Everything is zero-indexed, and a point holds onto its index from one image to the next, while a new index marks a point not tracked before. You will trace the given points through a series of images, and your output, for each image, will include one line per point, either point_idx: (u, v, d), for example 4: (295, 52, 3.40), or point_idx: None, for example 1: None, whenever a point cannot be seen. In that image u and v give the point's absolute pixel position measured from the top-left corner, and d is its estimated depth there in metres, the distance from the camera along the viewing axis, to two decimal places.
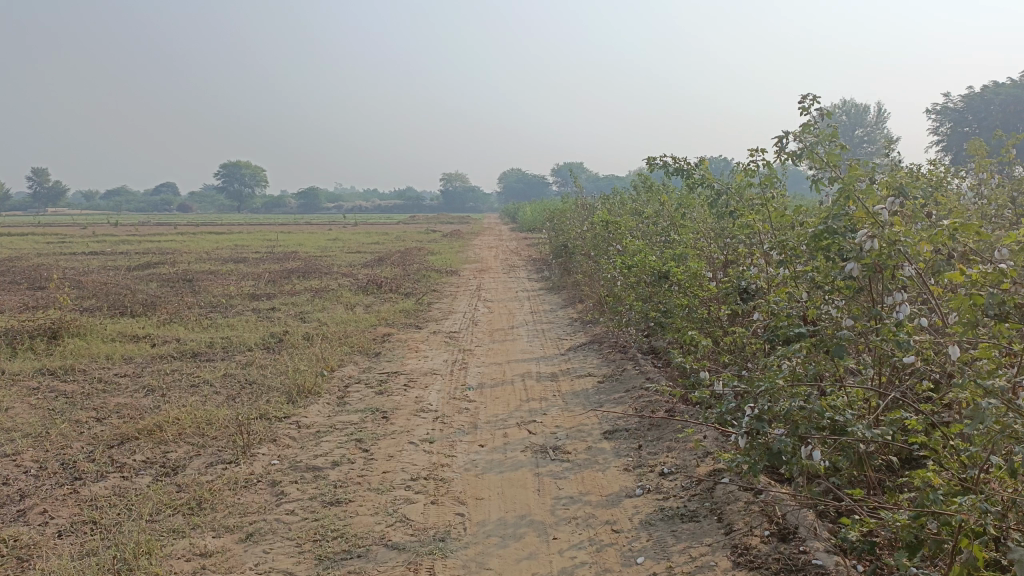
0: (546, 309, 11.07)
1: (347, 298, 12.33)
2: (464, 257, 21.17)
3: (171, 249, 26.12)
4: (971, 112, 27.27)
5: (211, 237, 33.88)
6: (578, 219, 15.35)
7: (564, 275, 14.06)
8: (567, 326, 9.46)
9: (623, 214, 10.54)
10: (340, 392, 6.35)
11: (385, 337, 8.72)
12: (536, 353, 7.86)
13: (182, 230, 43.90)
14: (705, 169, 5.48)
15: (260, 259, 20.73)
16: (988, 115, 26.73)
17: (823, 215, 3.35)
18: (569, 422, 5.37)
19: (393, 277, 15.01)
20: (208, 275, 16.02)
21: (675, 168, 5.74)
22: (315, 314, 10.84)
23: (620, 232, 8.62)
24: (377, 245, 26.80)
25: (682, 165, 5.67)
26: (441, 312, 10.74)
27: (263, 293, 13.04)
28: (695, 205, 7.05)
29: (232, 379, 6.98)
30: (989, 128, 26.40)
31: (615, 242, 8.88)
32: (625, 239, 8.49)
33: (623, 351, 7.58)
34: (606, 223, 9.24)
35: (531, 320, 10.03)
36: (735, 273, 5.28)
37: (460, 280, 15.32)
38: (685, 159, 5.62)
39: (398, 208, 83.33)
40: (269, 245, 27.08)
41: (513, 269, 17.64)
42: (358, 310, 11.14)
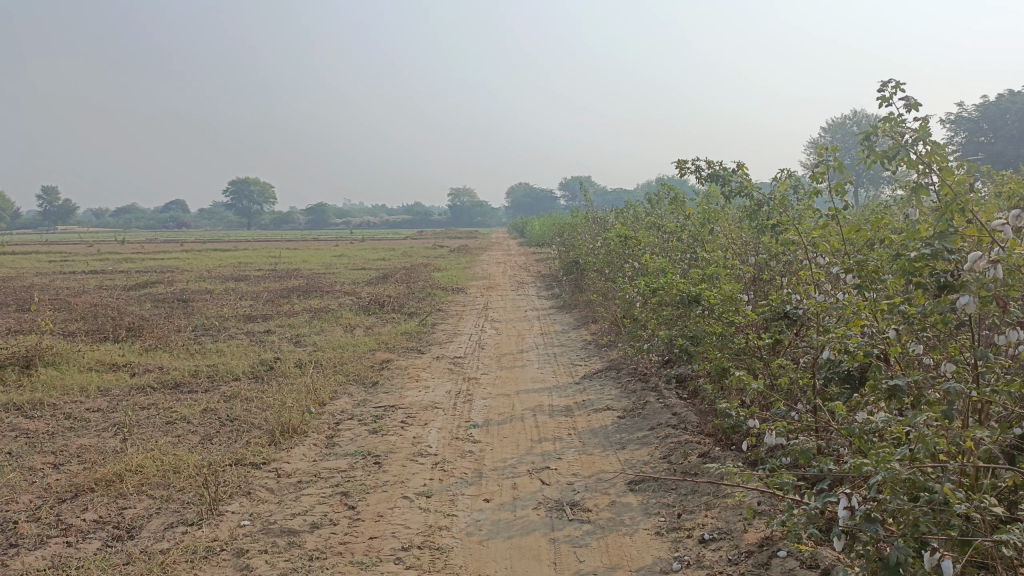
0: (557, 330, 10.37)
1: (346, 319, 11.68)
2: (471, 273, 20.52)
3: (173, 267, 25.57)
4: (987, 120, 26.64)
5: (214, 254, 33.40)
6: (589, 234, 14.72)
7: (576, 292, 13.40)
8: (580, 350, 8.77)
9: (640, 228, 9.88)
10: (330, 431, 5.67)
11: (384, 364, 8.05)
12: (548, 381, 7.16)
13: (186, 247, 43.46)
14: (743, 176, 4.83)
15: (261, 277, 20.12)
16: (1004, 123, 26.04)
17: (916, 235, 2.71)
18: (588, 469, 4.67)
19: (396, 296, 14.36)
20: (204, 295, 15.40)
21: (708, 175, 5.09)
22: (312, 337, 10.18)
23: (638, 249, 7.94)
24: (383, 262, 26.18)
25: (716, 171, 5.02)
26: (446, 335, 10.05)
27: (258, 314, 12.40)
28: (723, 219, 6.37)
29: (212, 415, 6.31)
30: (1006, 137, 25.74)
31: (632, 260, 8.19)
32: (644, 256, 7.80)
33: (644, 380, 6.88)
34: (622, 238, 8.57)
35: (541, 343, 9.33)
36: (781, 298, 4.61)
37: (467, 298, 14.68)
38: (720, 165, 4.97)
39: (406, 223, 82.95)
40: (271, 262, 26.51)
41: (522, 285, 16.98)
42: (357, 333, 10.48)
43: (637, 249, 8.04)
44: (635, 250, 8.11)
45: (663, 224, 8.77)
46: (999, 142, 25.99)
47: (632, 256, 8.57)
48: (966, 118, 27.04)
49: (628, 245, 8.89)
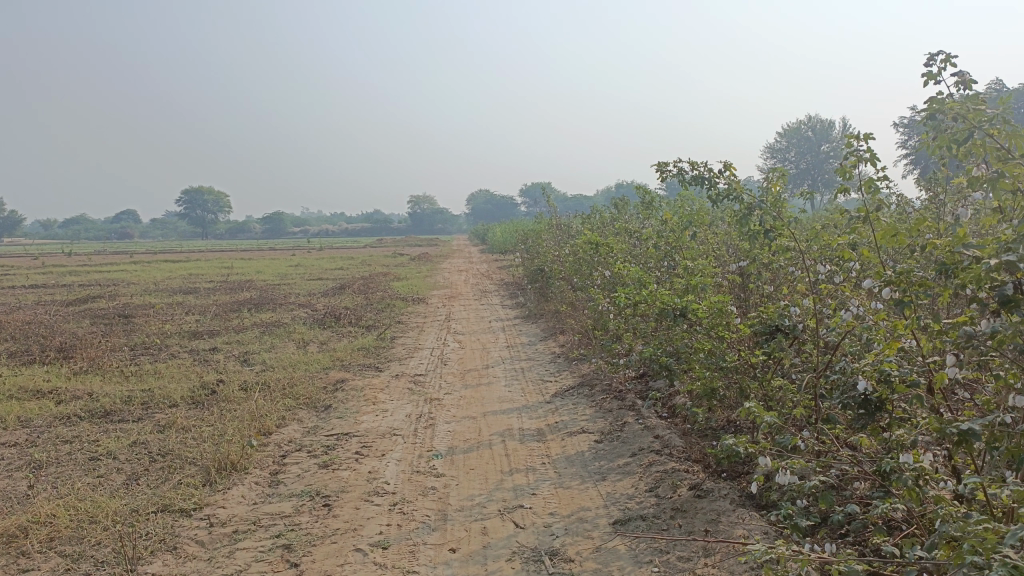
0: (523, 343, 9.82)
1: (300, 334, 11.00)
2: (432, 282, 19.90)
3: (121, 280, 24.49)
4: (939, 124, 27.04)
5: (164, 266, 32.31)
6: (554, 241, 14.26)
7: (541, 301, 12.92)
8: (549, 364, 8.26)
9: (609, 234, 9.42)
10: (274, 466, 5.06)
11: (338, 384, 7.44)
12: (517, 400, 6.62)
13: (136, 259, 42.10)
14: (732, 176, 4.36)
15: (211, 289, 19.28)
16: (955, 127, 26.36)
17: (983, 241, 2.21)
18: (567, 506, 4.14)
19: (353, 308, 13.71)
20: (148, 310, 14.54)
21: (691, 177, 4.61)
22: (261, 354, 9.50)
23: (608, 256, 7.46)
24: (341, 271, 25.39)
25: (700, 170, 4.54)
26: (406, 350, 9.45)
27: (205, 330, 11.64)
28: (701, 224, 5.92)
29: (142, 450, 5.64)
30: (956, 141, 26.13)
31: (604, 269, 7.70)
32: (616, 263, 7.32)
33: (621, 398, 6.37)
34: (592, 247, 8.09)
35: (508, 358, 8.78)
36: (778, 313, 4.16)
37: (428, 309, 14.10)
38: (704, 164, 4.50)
39: (365, 231, 81.81)
40: (223, 273, 25.54)
41: (485, 294, 16.46)
42: (311, 350, 9.81)
43: (607, 258, 7.56)
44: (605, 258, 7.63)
45: (634, 230, 8.30)
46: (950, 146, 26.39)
47: (602, 264, 8.09)
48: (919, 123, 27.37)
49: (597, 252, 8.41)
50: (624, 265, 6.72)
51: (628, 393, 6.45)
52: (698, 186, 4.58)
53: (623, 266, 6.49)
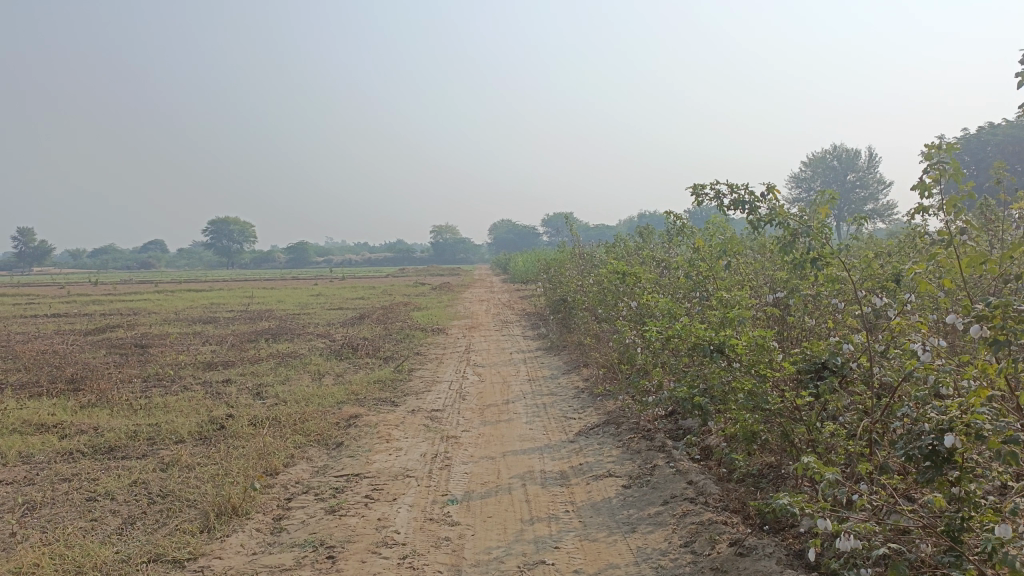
0: (545, 377, 9.44)
1: (315, 366, 10.70)
2: (453, 313, 19.60)
3: (143, 309, 24.50)
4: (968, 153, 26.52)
5: (185, 295, 32.37)
6: (577, 271, 13.92)
7: (564, 333, 12.54)
8: (573, 400, 7.87)
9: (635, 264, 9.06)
10: (278, 510, 4.72)
11: (351, 420, 7.11)
12: (539, 440, 6.24)
13: (159, 288, 42.32)
14: (776, 200, 4.00)
15: (231, 318, 19.12)
16: (986, 156, 25.79)
17: None
18: (593, 563, 3.76)
19: (371, 339, 13.42)
20: (165, 340, 14.37)
21: (730, 201, 4.25)
22: (274, 387, 9.21)
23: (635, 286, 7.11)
24: (361, 301, 25.21)
25: (741, 194, 4.18)
26: (423, 383, 9.10)
27: (220, 361, 11.39)
28: (735, 253, 5.56)
29: (142, 491, 5.33)
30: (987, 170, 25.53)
31: (630, 300, 7.34)
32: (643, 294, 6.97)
33: (649, 438, 5.97)
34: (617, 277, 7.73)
35: (529, 392, 8.41)
36: (832, 351, 3.79)
37: (447, 339, 13.78)
38: (745, 187, 4.14)
39: (388, 261, 82.02)
40: (244, 303, 25.45)
41: (506, 325, 16.12)
42: (325, 382, 9.51)
43: (633, 287, 7.20)
44: (632, 288, 7.27)
45: (662, 260, 7.95)
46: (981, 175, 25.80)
47: (628, 294, 7.73)
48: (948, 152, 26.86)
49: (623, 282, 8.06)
50: (652, 296, 6.35)
51: (658, 433, 6.04)
52: (739, 210, 4.22)
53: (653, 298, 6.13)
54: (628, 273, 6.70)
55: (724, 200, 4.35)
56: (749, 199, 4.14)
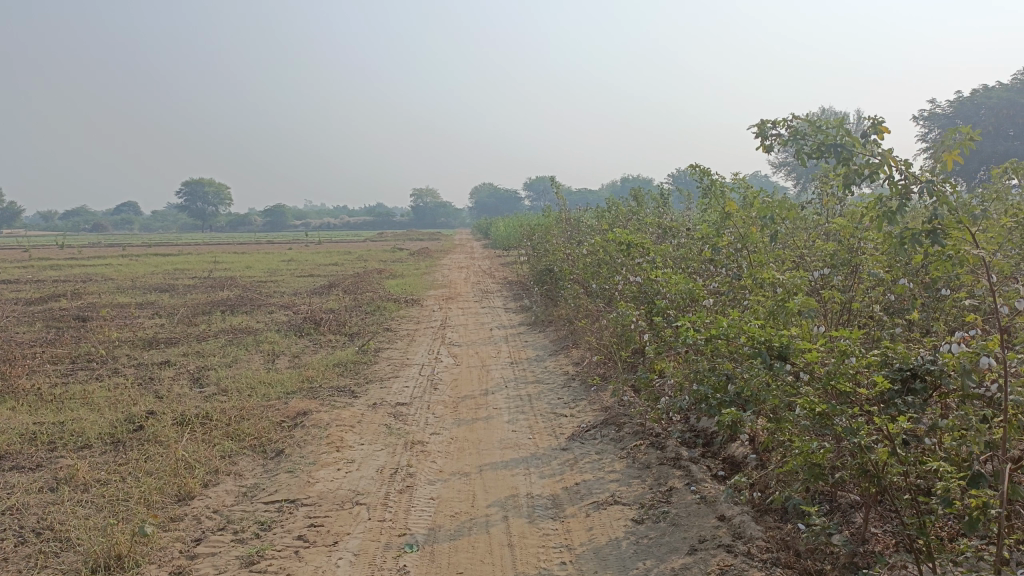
0: (530, 359, 8.28)
1: (270, 344, 9.50)
2: (430, 281, 18.33)
3: (100, 275, 23.00)
4: (960, 117, 25.51)
5: (149, 259, 30.93)
6: (563, 238, 12.77)
7: (549, 307, 11.42)
8: (563, 390, 6.75)
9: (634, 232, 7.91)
10: (180, 561, 3.56)
11: (298, 417, 5.93)
12: (524, 446, 5.09)
13: (124, 252, 40.73)
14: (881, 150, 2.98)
15: (190, 287, 17.79)
16: (980, 119, 24.67)
17: None
18: None
19: (337, 312, 12.21)
20: (110, 312, 13.04)
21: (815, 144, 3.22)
22: (218, 372, 8.00)
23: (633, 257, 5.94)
24: (334, 267, 23.85)
25: (831, 136, 3.15)
26: (390, 368, 7.91)
27: (163, 338, 10.14)
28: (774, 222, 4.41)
29: (13, 523, 4.14)
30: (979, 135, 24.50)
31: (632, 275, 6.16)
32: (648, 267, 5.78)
33: (660, 447, 4.84)
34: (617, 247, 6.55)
35: (511, 379, 7.25)
36: (958, 367, 2.65)
37: (421, 312, 12.61)
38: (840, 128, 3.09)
39: (366, 224, 80.20)
40: (207, 269, 24.05)
41: (486, 295, 14.96)
42: (278, 366, 8.32)
43: (634, 260, 6.04)
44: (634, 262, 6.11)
45: (665, 225, 6.76)
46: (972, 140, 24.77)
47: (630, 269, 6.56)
48: (942, 114, 25.76)
49: (622, 252, 6.88)
50: (662, 274, 5.22)
51: (672, 439, 4.91)
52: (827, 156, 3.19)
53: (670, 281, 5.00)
54: (626, 239, 5.50)
55: (802, 142, 3.31)
56: (843, 144, 3.10)
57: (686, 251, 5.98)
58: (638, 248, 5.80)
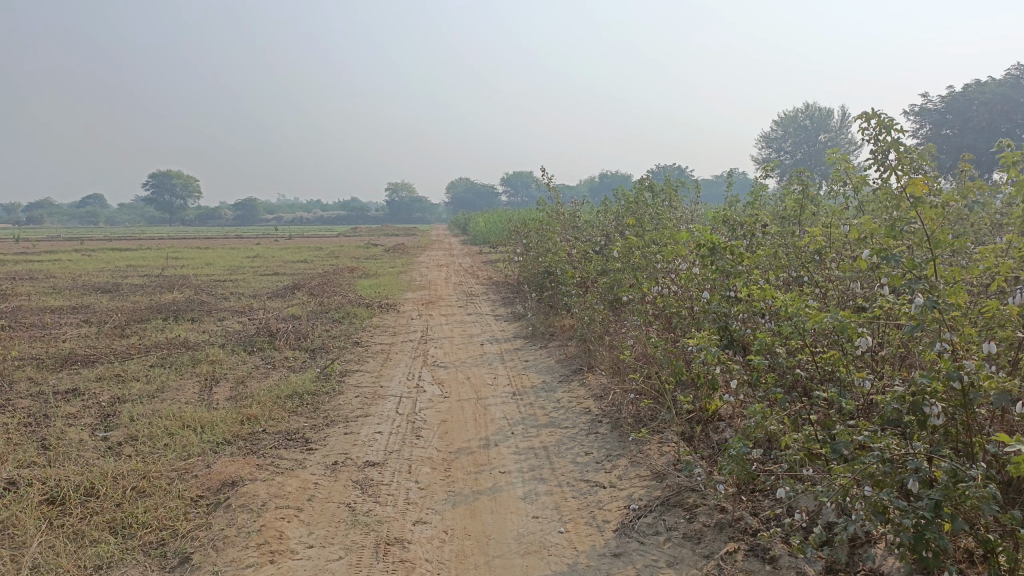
0: (535, 388, 6.56)
1: (212, 366, 7.68)
2: (407, 281, 16.59)
3: (43, 272, 20.86)
4: (952, 112, 24.29)
5: (103, 255, 28.71)
6: (561, 236, 11.16)
7: (548, 317, 9.76)
8: (589, 439, 5.07)
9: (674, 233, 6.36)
10: None
11: (224, 487, 4.17)
12: (557, 552, 3.37)
13: (79, 245, 38.32)
14: None
15: (137, 287, 15.81)
16: (973, 114, 23.49)
17: None
18: None
19: (300, 320, 10.41)
20: (30, 319, 11.04)
21: None
22: (136, 408, 6.19)
23: (711, 265, 4.29)
24: (302, 265, 21.92)
25: None
26: (357, 402, 6.14)
27: (82, 356, 8.25)
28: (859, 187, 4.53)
29: None
30: (973, 132, 23.28)
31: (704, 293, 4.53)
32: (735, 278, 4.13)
33: (765, 554, 3.19)
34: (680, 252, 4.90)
35: (518, 421, 5.53)
36: None
37: (398, 320, 10.86)
38: None
39: (339, 218, 77.84)
40: (160, 266, 21.97)
41: (470, 299, 13.25)
42: (216, 396, 6.53)
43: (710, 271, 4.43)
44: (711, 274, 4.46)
45: (732, 221, 5.10)
46: (966, 138, 23.63)
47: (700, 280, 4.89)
48: (933, 109, 24.63)
49: (683, 256, 5.21)
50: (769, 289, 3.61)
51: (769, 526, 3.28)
52: None
53: (792, 299, 3.40)
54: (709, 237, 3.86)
55: None
56: None
57: (784, 262, 4.41)
58: (723, 253, 4.13)
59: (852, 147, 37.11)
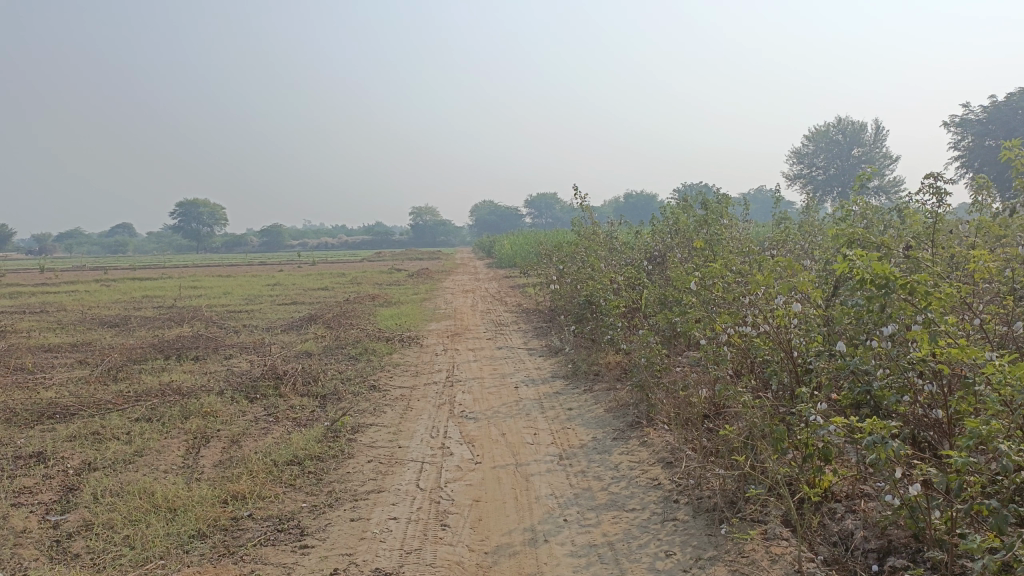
0: (585, 448, 5.40)
1: (204, 420, 6.61)
2: (431, 309, 15.51)
3: (57, 305, 20.08)
4: (995, 121, 22.89)
5: (121, 285, 28.06)
6: (600, 259, 10.04)
7: (590, 353, 8.60)
8: (666, 529, 3.91)
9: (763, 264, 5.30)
10: None
11: None
12: None
13: (101, 275, 37.88)
14: None
15: (146, 321, 14.89)
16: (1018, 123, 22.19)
17: None
18: None
19: (312, 359, 9.33)
20: (20, 360, 10.06)
21: None
22: (103, 480, 5.11)
23: (858, 301, 3.22)
24: (322, 293, 20.99)
25: None
26: (371, 471, 5.02)
27: (60, 407, 7.21)
28: None
29: None
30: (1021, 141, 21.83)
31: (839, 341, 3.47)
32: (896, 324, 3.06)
33: None
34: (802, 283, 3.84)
35: (569, 499, 4.38)
36: None
37: (421, 356, 9.74)
38: None
39: (363, 242, 77.33)
40: (177, 297, 21.14)
41: (499, 329, 12.12)
42: (202, 462, 5.45)
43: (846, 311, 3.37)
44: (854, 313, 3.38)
45: (855, 242, 3.94)
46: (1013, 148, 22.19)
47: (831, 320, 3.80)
48: (975, 120, 23.25)
49: (793, 289, 4.12)
50: (968, 346, 2.56)
51: None
52: None
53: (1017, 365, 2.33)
54: (881, 267, 2.77)
55: None
56: None
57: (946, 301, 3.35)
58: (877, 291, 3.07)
59: (888, 161, 35.66)
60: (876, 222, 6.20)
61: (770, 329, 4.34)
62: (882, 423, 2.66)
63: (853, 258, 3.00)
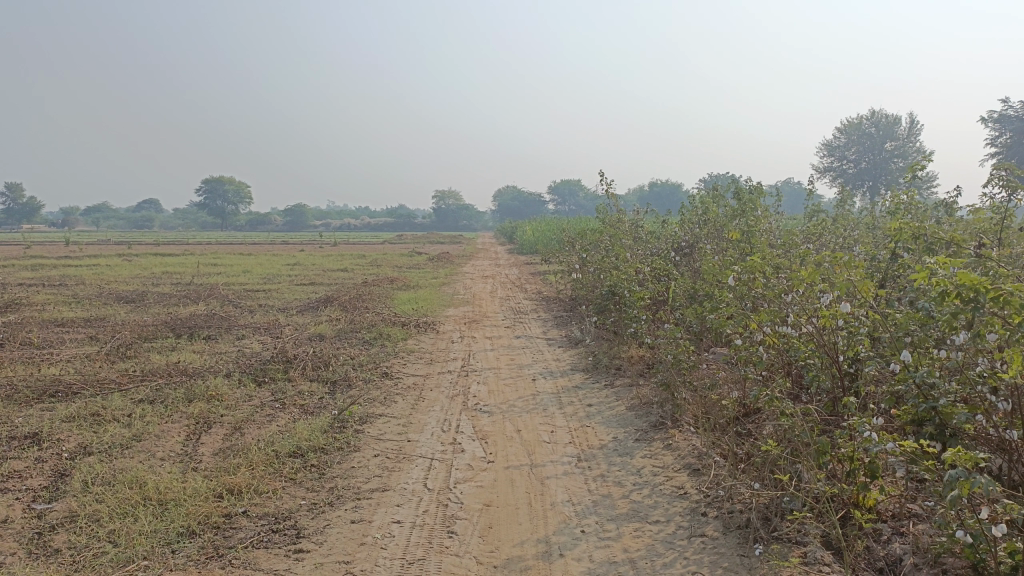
0: (605, 450, 5.05)
1: (208, 404, 6.33)
2: (449, 294, 15.20)
3: (76, 279, 20.02)
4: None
5: (143, 261, 28.07)
6: (624, 248, 9.64)
7: (611, 346, 8.24)
8: (693, 546, 3.56)
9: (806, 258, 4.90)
10: None
11: None
12: None
13: (124, 250, 38.04)
14: None
15: (161, 298, 14.72)
16: None
17: None
18: None
19: (324, 342, 9.05)
20: (30, 335, 9.89)
21: None
22: (95, 466, 4.85)
23: (931, 308, 2.84)
24: (340, 275, 20.76)
25: None
26: (376, 467, 4.71)
27: (62, 385, 6.98)
28: None
29: None
30: None
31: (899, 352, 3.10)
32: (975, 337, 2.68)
33: None
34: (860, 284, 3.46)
35: (587, 507, 4.04)
36: None
37: (436, 343, 9.43)
38: None
39: (385, 224, 77.28)
40: (196, 274, 21.02)
41: (518, 318, 11.78)
42: (201, 450, 5.17)
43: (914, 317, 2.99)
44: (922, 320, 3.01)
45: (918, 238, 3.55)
46: None
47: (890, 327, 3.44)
48: (1014, 115, 22.41)
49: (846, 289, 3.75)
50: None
51: None
52: None
53: None
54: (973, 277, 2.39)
55: None
56: None
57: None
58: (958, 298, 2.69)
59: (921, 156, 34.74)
60: (924, 217, 5.77)
61: (816, 332, 3.96)
62: (970, 457, 2.28)
63: (936, 261, 2.62)
